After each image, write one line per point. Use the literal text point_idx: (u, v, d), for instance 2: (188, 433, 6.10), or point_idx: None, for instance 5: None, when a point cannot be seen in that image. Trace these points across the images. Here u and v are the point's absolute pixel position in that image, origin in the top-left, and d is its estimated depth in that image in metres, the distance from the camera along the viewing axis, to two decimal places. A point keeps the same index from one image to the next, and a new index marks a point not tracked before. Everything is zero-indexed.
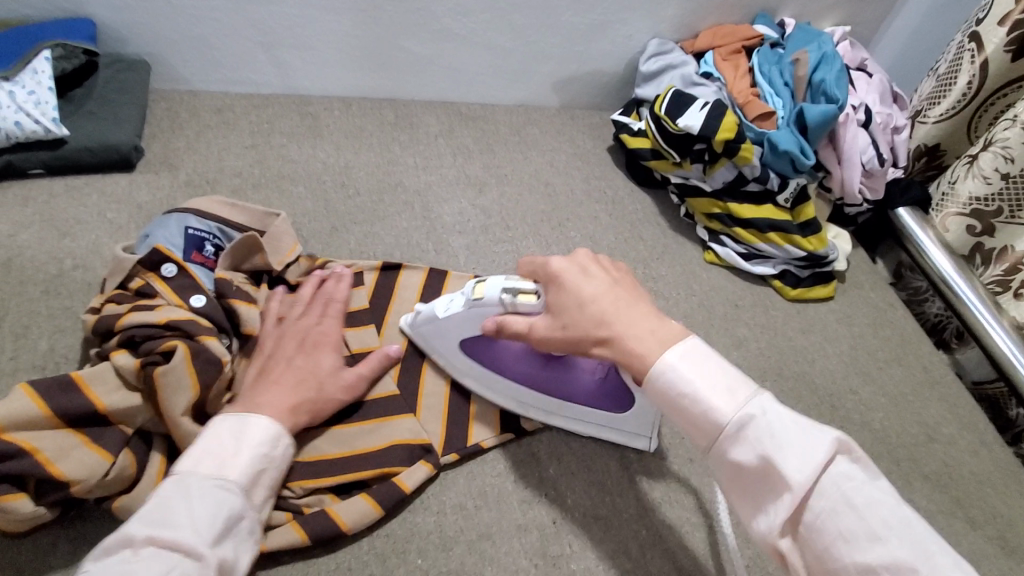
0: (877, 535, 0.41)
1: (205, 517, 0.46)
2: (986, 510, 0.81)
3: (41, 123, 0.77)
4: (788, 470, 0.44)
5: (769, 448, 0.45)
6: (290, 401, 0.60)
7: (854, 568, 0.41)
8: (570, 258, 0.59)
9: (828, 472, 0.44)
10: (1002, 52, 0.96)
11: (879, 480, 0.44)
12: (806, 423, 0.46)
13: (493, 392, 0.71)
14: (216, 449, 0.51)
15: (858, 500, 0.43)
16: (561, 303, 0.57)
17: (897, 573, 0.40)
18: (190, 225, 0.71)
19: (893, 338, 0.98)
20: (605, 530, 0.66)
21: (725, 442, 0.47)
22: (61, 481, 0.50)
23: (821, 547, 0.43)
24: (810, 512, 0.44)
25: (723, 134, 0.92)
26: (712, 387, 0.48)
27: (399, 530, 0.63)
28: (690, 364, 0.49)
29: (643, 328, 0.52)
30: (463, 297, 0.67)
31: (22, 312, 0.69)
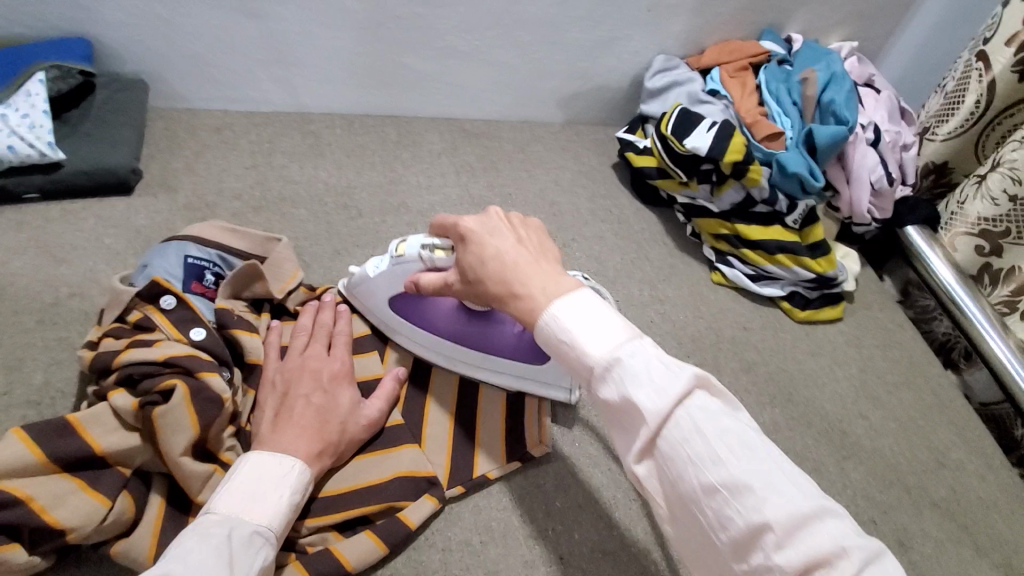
0: (720, 458, 0.39)
1: (243, 567, 0.46)
2: (998, 540, 0.80)
3: (35, 147, 0.75)
4: (643, 403, 0.40)
5: (629, 386, 0.41)
6: (316, 446, 0.58)
7: (699, 489, 0.39)
8: (483, 218, 0.57)
9: (683, 405, 0.40)
10: (1009, 72, 0.94)
11: (735, 409, 0.42)
12: (669, 359, 0.42)
13: (423, 348, 0.74)
14: (253, 492, 0.51)
15: (709, 426, 0.40)
16: (466, 261, 0.56)
17: (735, 491, 0.38)
18: (189, 253, 0.69)
19: (902, 360, 0.97)
20: (613, 566, 0.64)
21: (595, 383, 0.43)
22: (57, 530, 0.48)
23: (671, 471, 0.41)
24: (663, 442, 0.41)
25: (732, 155, 0.90)
26: (590, 329, 0.44)
27: (403, 567, 0.62)
28: (575, 315, 0.45)
29: (535, 286, 0.49)
30: (388, 255, 0.69)
31: (16, 343, 0.68)
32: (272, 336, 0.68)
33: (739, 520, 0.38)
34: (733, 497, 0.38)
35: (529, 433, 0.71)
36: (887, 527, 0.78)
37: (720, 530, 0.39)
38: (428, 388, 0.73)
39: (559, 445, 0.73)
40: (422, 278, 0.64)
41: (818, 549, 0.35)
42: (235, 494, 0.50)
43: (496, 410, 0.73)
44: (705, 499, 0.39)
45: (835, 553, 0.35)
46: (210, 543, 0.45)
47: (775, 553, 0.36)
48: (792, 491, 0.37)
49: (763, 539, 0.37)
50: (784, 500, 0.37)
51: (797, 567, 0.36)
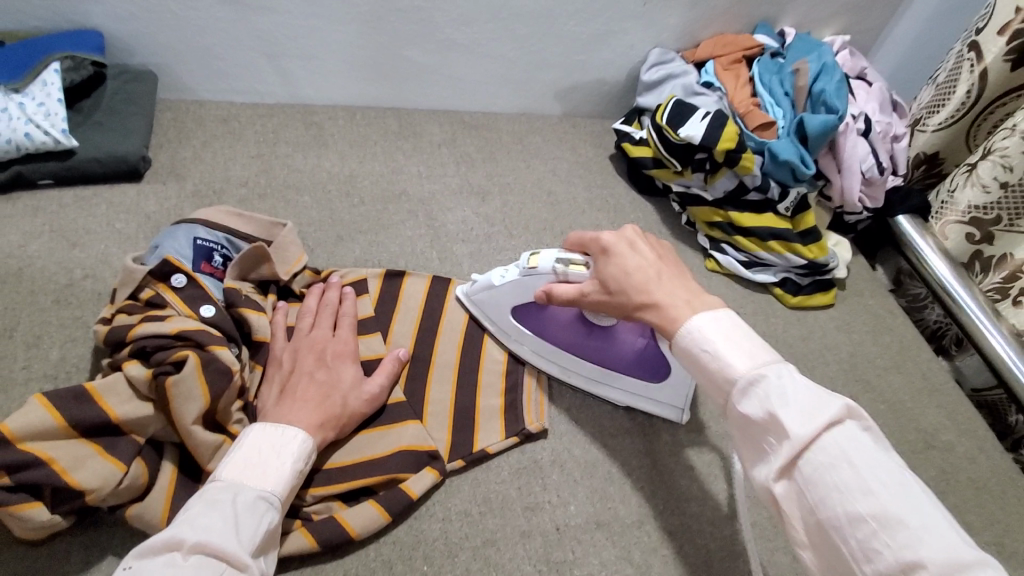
0: (870, 489, 0.42)
1: (248, 530, 0.49)
2: (983, 516, 0.82)
3: (51, 134, 0.78)
4: (790, 423, 0.46)
5: (774, 403, 0.47)
6: (320, 418, 0.61)
7: (843, 516, 0.42)
8: (619, 234, 0.64)
9: (831, 432, 0.45)
10: (1002, 61, 0.97)
11: (888, 452, 0.45)
12: (817, 389, 0.47)
13: (539, 357, 0.77)
14: (259, 460, 0.54)
15: (860, 460, 0.43)
16: (608, 272, 0.62)
17: (884, 523, 0.41)
18: (198, 235, 0.72)
19: (893, 345, 0.99)
20: (608, 537, 0.67)
21: (734, 395, 0.50)
22: (75, 491, 0.51)
23: (812, 497, 0.44)
24: (806, 465, 0.45)
25: (725, 143, 0.93)
26: (734, 346, 0.51)
27: (405, 536, 0.64)
28: (716, 330, 0.53)
29: (678, 298, 0.57)
30: (516, 267, 0.73)
31: (32, 321, 0.70)
32: (276, 317, 0.70)
33: (888, 554, 0.40)
34: (882, 530, 0.41)
35: (527, 412, 0.74)
36: None
37: (866, 562, 0.41)
38: (429, 367, 0.76)
39: (556, 422, 0.75)
40: (556, 288, 0.67)
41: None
42: (242, 463, 0.53)
43: (494, 388, 0.75)
44: (850, 527, 0.42)
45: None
46: (217, 508, 0.48)
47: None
48: (947, 536, 0.39)
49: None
50: (940, 543, 0.39)
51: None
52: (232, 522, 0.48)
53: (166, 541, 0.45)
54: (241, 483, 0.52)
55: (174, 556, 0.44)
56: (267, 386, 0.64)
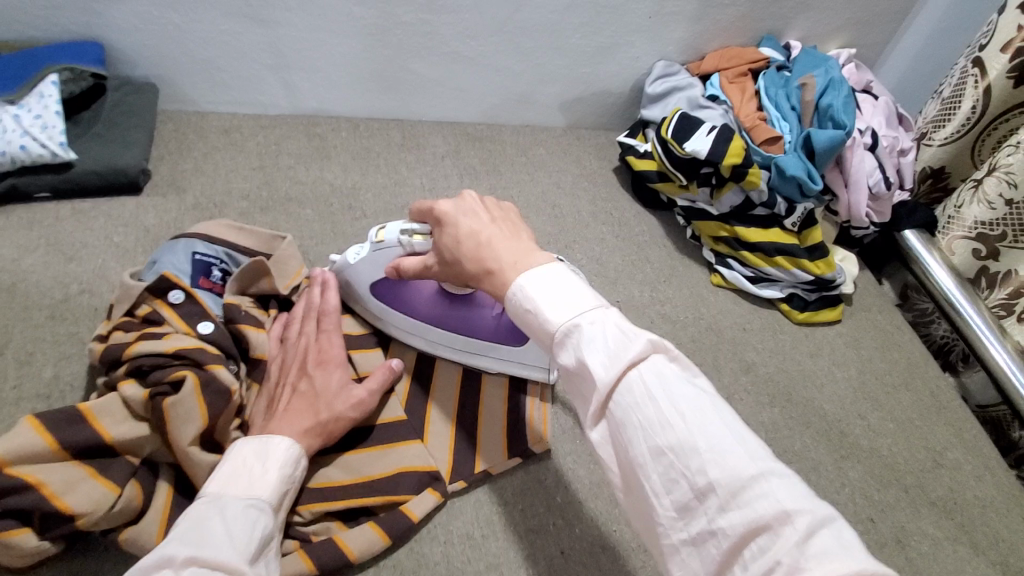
0: (669, 422, 0.40)
1: (241, 538, 0.47)
2: (995, 538, 0.80)
3: (48, 147, 0.77)
4: (596, 369, 0.43)
5: (585, 351, 0.44)
6: (304, 428, 0.59)
7: (647, 453, 0.41)
8: (460, 201, 0.60)
9: (637, 368, 0.42)
10: (1005, 78, 0.96)
11: (692, 377, 0.43)
12: (625, 326, 0.44)
13: (404, 333, 0.76)
14: (244, 472, 0.53)
15: (662, 392, 0.41)
16: (443, 242, 0.59)
17: (681, 453, 0.40)
18: (197, 250, 0.71)
19: (901, 362, 0.98)
20: (613, 561, 0.65)
21: (555, 348, 0.46)
22: (67, 516, 0.49)
23: (622, 437, 0.42)
24: (615, 407, 0.42)
25: (730, 158, 0.92)
26: (554, 298, 0.47)
27: (405, 559, 0.62)
28: (540, 282, 0.48)
29: (507, 260, 0.52)
30: (368, 242, 0.72)
31: (27, 338, 0.69)
32: (274, 329, 0.71)
33: (685, 484, 0.39)
34: (678, 460, 0.39)
35: (530, 429, 0.72)
36: (885, 527, 0.78)
37: (665, 496, 0.40)
38: (432, 385, 0.75)
39: (561, 442, 0.74)
40: (402, 262, 0.66)
41: (759, 513, 0.37)
42: (226, 475, 0.52)
43: (498, 406, 0.74)
44: (652, 463, 0.40)
45: (777, 517, 0.36)
46: (206, 523, 0.47)
47: (718, 516, 0.38)
48: (738, 454, 0.39)
49: (707, 502, 0.38)
50: (730, 463, 0.38)
51: (739, 530, 0.37)
52: (223, 533, 0.46)
53: (155, 559, 0.43)
54: (227, 496, 0.50)
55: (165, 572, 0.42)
56: (261, 398, 0.65)
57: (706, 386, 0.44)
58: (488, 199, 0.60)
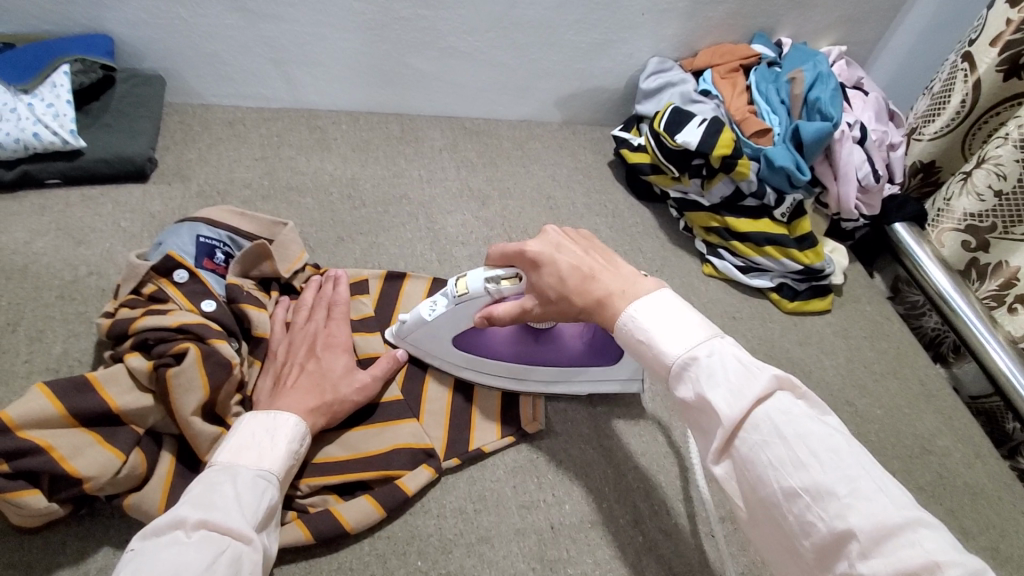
0: (802, 462, 0.41)
1: (249, 506, 0.49)
2: (979, 521, 0.82)
3: (59, 134, 0.80)
4: (719, 404, 0.45)
5: (705, 385, 0.46)
6: (310, 406, 0.61)
7: (780, 493, 0.42)
8: (544, 238, 0.64)
9: (762, 405, 0.44)
10: (994, 72, 0.98)
11: (819, 417, 0.43)
12: (746, 361, 0.46)
13: (498, 378, 0.74)
14: (253, 443, 0.55)
15: (791, 431, 0.42)
16: (544, 282, 0.61)
17: (817, 496, 0.40)
18: (201, 233, 0.73)
19: (890, 351, 0.99)
20: (603, 536, 0.67)
21: (672, 381, 0.49)
22: (74, 478, 0.51)
23: (753, 475, 0.43)
24: (742, 443, 0.44)
25: (721, 149, 0.94)
26: (668, 332, 0.50)
27: (399, 531, 0.64)
28: (649, 316, 0.51)
29: (616, 287, 0.56)
30: (445, 296, 0.69)
31: (36, 316, 0.71)
32: (276, 311, 0.72)
33: (823, 527, 0.39)
34: (815, 503, 0.40)
35: (522, 411, 0.74)
36: None
37: (805, 537, 0.41)
38: (426, 367, 0.77)
39: (553, 422, 0.75)
40: (497, 310, 0.65)
41: (905, 562, 0.36)
42: (236, 445, 0.54)
43: (490, 389, 0.76)
44: (787, 503, 0.41)
45: (923, 566, 0.35)
46: (216, 489, 0.49)
47: (859, 562, 0.38)
48: (880, 500, 0.39)
49: (848, 547, 0.38)
50: (871, 509, 0.38)
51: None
52: (232, 499, 0.49)
53: (167, 520, 0.45)
54: (237, 465, 0.52)
55: (177, 533, 0.45)
56: (263, 375, 0.66)
57: (839, 426, 0.44)
58: (571, 233, 0.64)
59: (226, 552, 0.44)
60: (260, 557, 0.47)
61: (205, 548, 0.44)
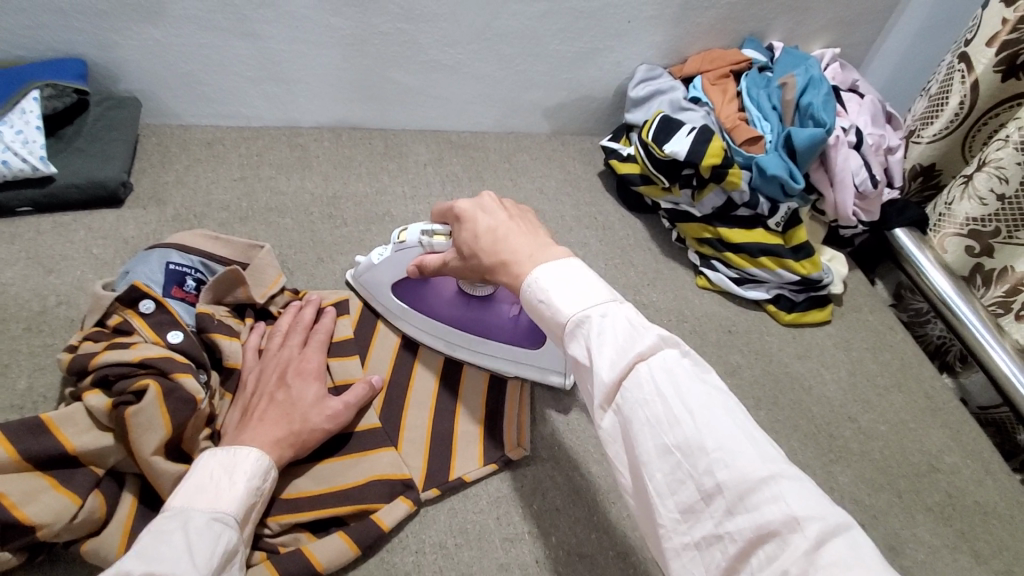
0: (676, 420, 0.40)
1: (202, 553, 0.47)
2: (993, 544, 0.78)
3: (28, 161, 0.77)
4: (601, 361, 0.43)
5: (594, 341, 0.45)
6: (276, 438, 0.59)
7: (655, 452, 0.40)
8: (476, 199, 0.61)
9: (647, 363, 0.43)
10: (992, 72, 0.95)
11: (705, 374, 0.43)
12: (636, 321, 0.45)
13: (421, 334, 0.78)
14: (210, 484, 0.53)
15: (670, 389, 0.41)
16: (462, 239, 0.59)
17: (689, 453, 0.39)
18: (171, 259, 0.71)
19: (893, 363, 0.96)
20: (590, 570, 0.63)
21: (566, 339, 0.47)
22: (26, 526, 0.49)
23: (629, 434, 0.42)
24: (623, 401, 0.42)
25: (710, 158, 0.91)
26: (566, 291, 0.48)
27: (375, 569, 0.61)
28: (554, 273, 0.49)
29: (524, 252, 0.52)
30: (391, 244, 0.74)
31: (3, 350, 0.69)
32: (251, 337, 0.70)
33: (692, 484, 0.39)
34: (686, 460, 0.39)
35: (507, 437, 0.71)
36: (878, 532, 0.76)
37: (670, 496, 0.40)
38: (407, 391, 0.74)
39: (539, 448, 0.72)
40: (423, 261, 0.67)
41: (767, 518, 0.36)
42: (191, 487, 0.52)
43: (473, 412, 0.73)
44: (659, 462, 0.40)
45: (784, 523, 0.36)
46: (167, 536, 0.47)
47: (725, 519, 0.38)
48: (748, 455, 0.39)
49: (714, 504, 0.38)
50: (739, 465, 0.38)
51: (746, 535, 0.37)
52: (183, 548, 0.46)
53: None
54: (190, 509, 0.50)
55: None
56: (233, 406, 0.64)
57: (720, 385, 0.44)
58: (507, 201, 0.60)
59: None
60: None
61: None
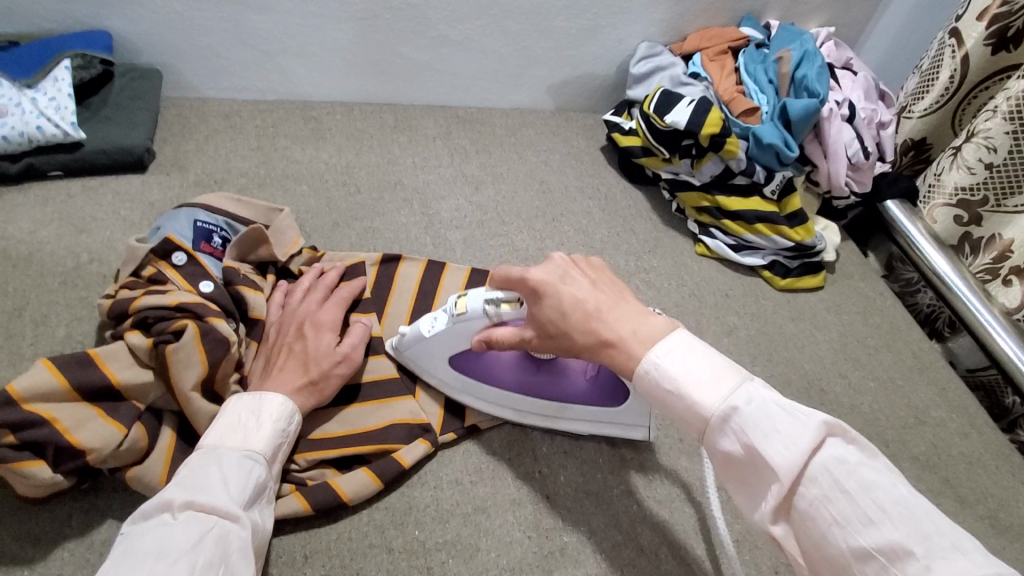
0: (871, 519, 0.43)
1: (236, 485, 0.52)
2: (975, 489, 0.82)
3: (60, 127, 0.82)
4: (773, 458, 0.47)
5: (752, 436, 0.48)
6: (296, 385, 0.62)
7: (849, 551, 0.44)
8: (548, 265, 0.62)
9: (818, 457, 0.46)
10: (982, 46, 0.99)
11: (872, 461, 0.46)
12: (792, 410, 0.48)
13: (492, 406, 0.72)
14: (237, 426, 0.56)
15: (851, 483, 0.45)
16: (545, 314, 0.60)
17: (891, 555, 0.42)
18: (199, 218, 0.75)
19: (883, 326, 1.00)
20: (597, 504, 0.68)
21: (713, 434, 0.51)
22: (78, 450, 0.53)
23: (816, 534, 0.46)
24: (800, 500, 0.46)
25: (710, 128, 0.95)
26: (698, 379, 0.51)
27: (397, 502, 0.66)
28: (677, 360, 0.53)
29: (626, 330, 0.56)
30: (445, 313, 0.68)
31: (40, 302, 0.73)
32: (275, 295, 0.74)
33: None
34: (890, 561, 0.42)
35: None
36: None
37: None
38: None
39: None
40: (495, 333, 0.65)
41: None
42: (222, 427, 0.56)
43: None
44: (858, 561, 0.44)
45: None
46: (203, 471, 0.52)
47: None
48: (954, 554, 0.41)
49: None
50: (948, 564, 0.41)
51: None
52: (218, 481, 0.51)
53: (156, 505, 0.48)
54: (222, 446, 0.54)
55: (164, 516, 0.48)
56: (258, 357, 0.69)
57: (891, 470, 0.46)
58: (581, 262, 0.64)
59: (209, 533, 0.47)
60: (248, 534, 0.50)
61: (191, 529, 0.47)
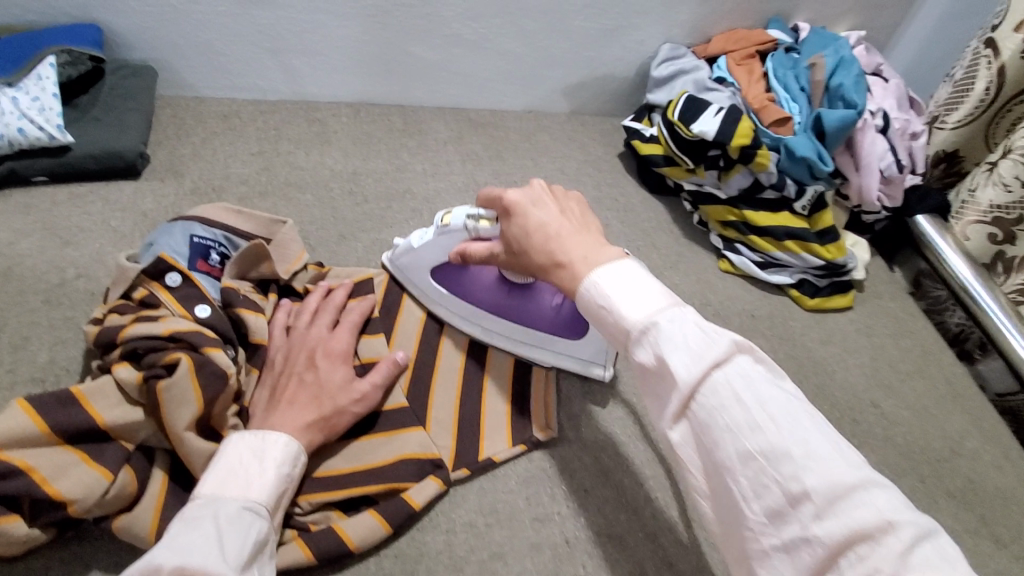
0: (759, 425, 0.38)
1: (233, 544, 0.46)
2: (1014, 529, 0.78)
3: (45, 129, 0.76)
4: (677, 368, 0.41)
5: (665, 348, 0.41)
6: (307, 422, 0.58)
7: (735, 458, 0.39)
8: (527, 189, 0.58)
9: (722, 369, 0.40)
10: (1019, 58, 0.94)
11: (778, 380, 0.41)
12: (706, 326, 0.42)
13: (460, 319, 0.75)
14: (240, 471, 0.52)
15: (749, 394, 0.39)
16: (511, 232, 0.57)
17: (773, 459, 0.37)
18: (195, 233, 0.69)
19: (914, 350, 0.95)
20: (621, 550, 0.63)
21: (631, 347, 0.44)
22: (58, 501, 0.48)
23: (706, 437, 0.40)
24: (698, 407, 0.40)
25: (739, 139, 0.90)
26: (632, 296, 0.45)
27: (407, 548, 0.61)
28: (618, 280, 0.46)
29: (577, 254, 0.50)
30: (433, 227, 0.71)
31: (21, 323, 0.68)
32: (278, 314, 0.68)
33: (776, 489, 0.37)
34: (770, 466, 0.37)
35: (534, 417, 0.70)
36: None
37: (755, 500, 0.38)
38: (432, 371, 0.72)
39: (567, 429, 0.72)
40: (468, 248, 0.65)
41: (860, 523, 0.34)
42: (221, 473, 0.51)
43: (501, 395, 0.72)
44: (741, 468, 0.38)
45: (878, 527, 0.34)
46: (199, 526, 0.46)
47: (813, 524, 0.36)
48: (836, 461, 0.37)
49: (802, 509, 0.36)
50: (827, 471, 0.36)
51: (837, 539, 0.35)
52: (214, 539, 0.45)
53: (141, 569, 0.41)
54: (222, 495, 0.49)
55: None
56: (262, 386, 0.62)
57: (798, 393, 0.41)
58: (557, 190, 0.59)
59: None
60: None
61: None
